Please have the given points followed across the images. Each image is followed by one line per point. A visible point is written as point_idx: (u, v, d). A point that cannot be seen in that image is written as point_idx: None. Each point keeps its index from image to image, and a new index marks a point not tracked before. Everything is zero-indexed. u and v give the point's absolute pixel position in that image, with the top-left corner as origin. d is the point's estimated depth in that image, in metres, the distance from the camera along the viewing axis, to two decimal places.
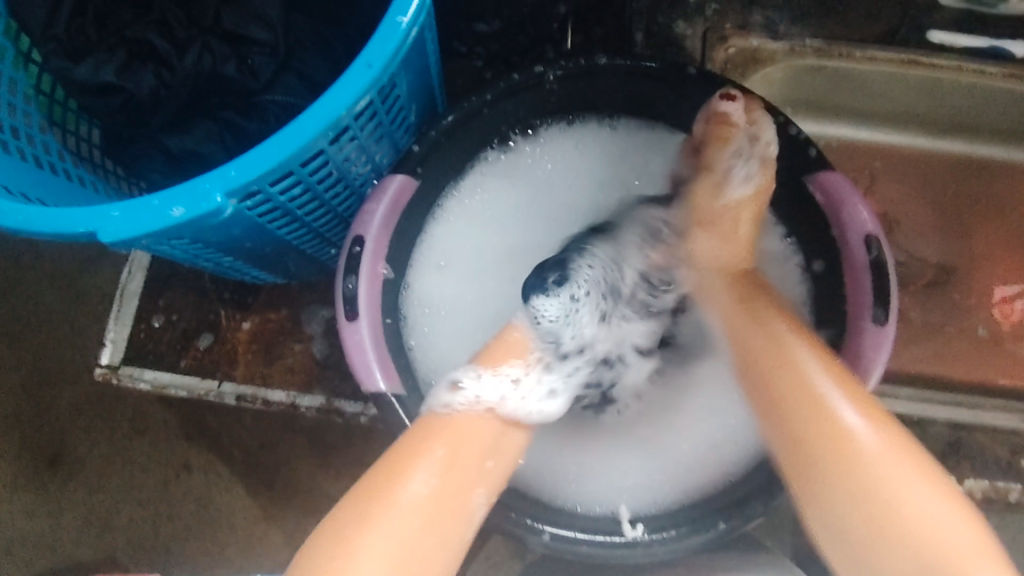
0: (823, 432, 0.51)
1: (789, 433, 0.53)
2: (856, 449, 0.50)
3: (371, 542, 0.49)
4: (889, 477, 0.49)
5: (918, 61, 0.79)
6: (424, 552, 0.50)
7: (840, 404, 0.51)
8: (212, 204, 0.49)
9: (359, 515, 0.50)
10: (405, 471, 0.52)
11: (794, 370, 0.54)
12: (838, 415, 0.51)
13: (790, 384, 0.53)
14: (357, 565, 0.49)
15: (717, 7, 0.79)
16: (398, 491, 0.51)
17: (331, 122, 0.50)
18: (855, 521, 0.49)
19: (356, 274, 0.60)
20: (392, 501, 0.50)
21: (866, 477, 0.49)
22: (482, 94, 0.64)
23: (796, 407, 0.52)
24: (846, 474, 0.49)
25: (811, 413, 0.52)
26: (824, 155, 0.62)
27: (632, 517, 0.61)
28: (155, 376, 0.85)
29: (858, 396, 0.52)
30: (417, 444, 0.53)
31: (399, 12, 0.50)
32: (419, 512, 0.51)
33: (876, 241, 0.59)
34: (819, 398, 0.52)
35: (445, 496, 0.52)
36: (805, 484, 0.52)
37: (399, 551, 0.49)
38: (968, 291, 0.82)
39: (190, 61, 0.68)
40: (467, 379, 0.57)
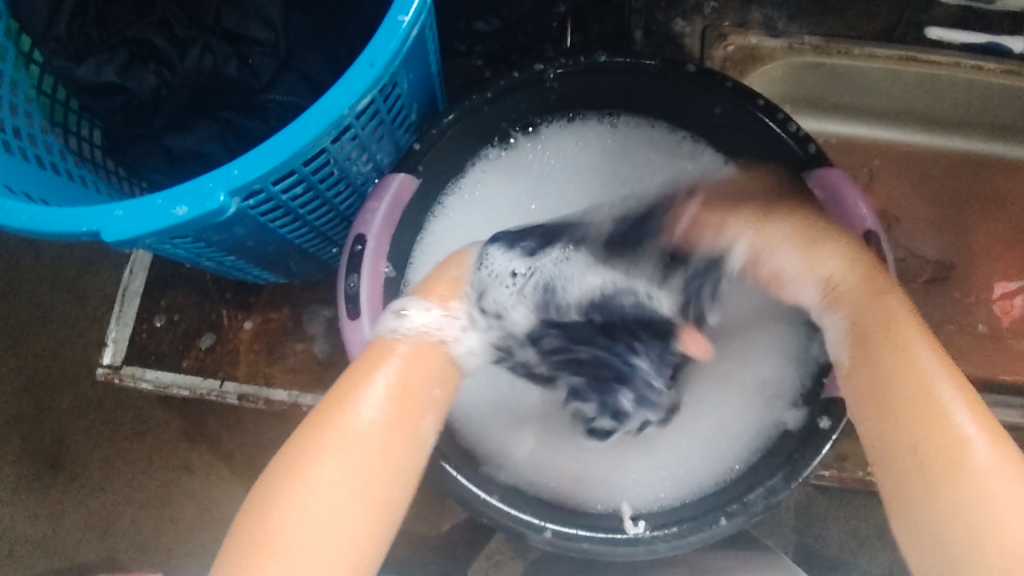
0: (926, 428, 0.46)
1: (885, 425, 0.48)
2: (962, 453, 0.45)
3: (324, 471, 0.47)
4: (992, 483, 0.44)
5: (917, 57, 0.79)
6: (377, 477, 0.47)
7: (951, 403, 0.47)
8: (214, 203, 0.49)
9: (306, 444, 0.48)
10: (351, 399, 0.49)
11: (904, 358, 0.49)
12: (947, 413, 0.46)
13: (898, 373, 0.49)
14: (305, 495, 0.46)
15: (715, 5, 0.80)
16: (346, 417, 0.48)
17: (333, 120, 0.50)
18: (947, 526, 0.45)
19: (357, 273, 0.61)
20: (341, 428, 0.48)
21: (968, 484, 0.44)
22: (482, 92, 0.64)
23: (901, 397, 0.48)
24: (948, 480, 0.45)
25: (920, 411, 0.47)
26: (822, 151, 0.62)
27: (634, 514, 0.61)
28: (157, 376, 0.83)
29: (971, 397, 0.47)
30: (366, 368, 0.50)
31: (400, 12, 0.51)
32: (368, 437, 0.48)
33: (875, 238, 0.59)
34: (929, 392, 0.47)
35: (396, 421, 0.49)
36: (893, 477, 0.48)
37: (348, 478, 0.47)
38: (967, 287, 0.83)
39: (191, 61, 0.68)
40: (413, 309, 0.54)
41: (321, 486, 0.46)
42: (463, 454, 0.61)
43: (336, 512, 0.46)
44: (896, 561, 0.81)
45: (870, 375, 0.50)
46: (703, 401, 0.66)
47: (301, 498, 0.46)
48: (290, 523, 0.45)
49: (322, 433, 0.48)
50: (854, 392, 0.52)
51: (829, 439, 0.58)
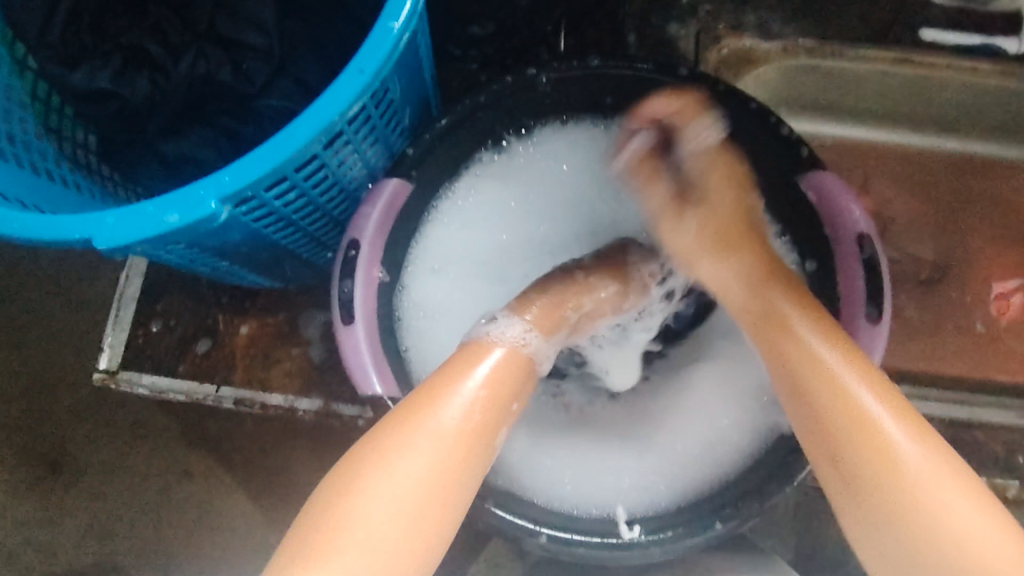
0: (845, 416, 0.48)
1: (818, 418, 0.49)
2: (882, 433, 0.46)
3: (404, 465, 0.46)
4: (931, 488, 0.44)
5: (910, 59, 0.79)
6: (450, 478, 0.47)
7: (866, 394, 0.48)
8: (207, 210, 0.49)
9: (390, 438, 0.47)
10: (439, 395, 0.49)
11: (820, 370, 0.50)
12: (861, 398, 0.48)
13: (817, 379, 0.50)
14: (381, 489, 0.45)
15: (710, 7, 0.80)
16: (426, 418, 0.47)
17: (325, 126, 0.50)
18: (889, 534, 0.45)
19: (351, 278, 0.61)
20: (423, 426, 0.47)
21: (887, 467, 0.45)
22: (475, 97, 0.64)
23: (816, 391, 0.49)
24: (871, 458, 0.46)
25: (834, 394, 0.49)
26: (815, 154, 0.63)
27: (628, 518, 0.61)
28: (153, 381, 0.82)
29: (884, 385, 0.49)
30: (459, 369, 0.50)
31: (391, 17, 0.51)
32: (451, 437, 0.47)
33: (869, 241, 0.60)
34: (844, 385, 0.49)
35: (479, 423, 0.49)
36: (835, 486, 0.48)
37: (423, 476, 0.46)
38: (964, 288, 0.83)
39: (185, 67, 0.68)
40: (504, 319, 0.55)
41: (398, 483, 0.46)
42: None
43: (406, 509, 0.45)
44: None
45: (794, 380, 0.51)
46: (694, 403, 0.66)
47: (378, 493, 0.45)
48: (361, 516, 0.45)
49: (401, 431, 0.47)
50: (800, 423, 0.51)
51: None
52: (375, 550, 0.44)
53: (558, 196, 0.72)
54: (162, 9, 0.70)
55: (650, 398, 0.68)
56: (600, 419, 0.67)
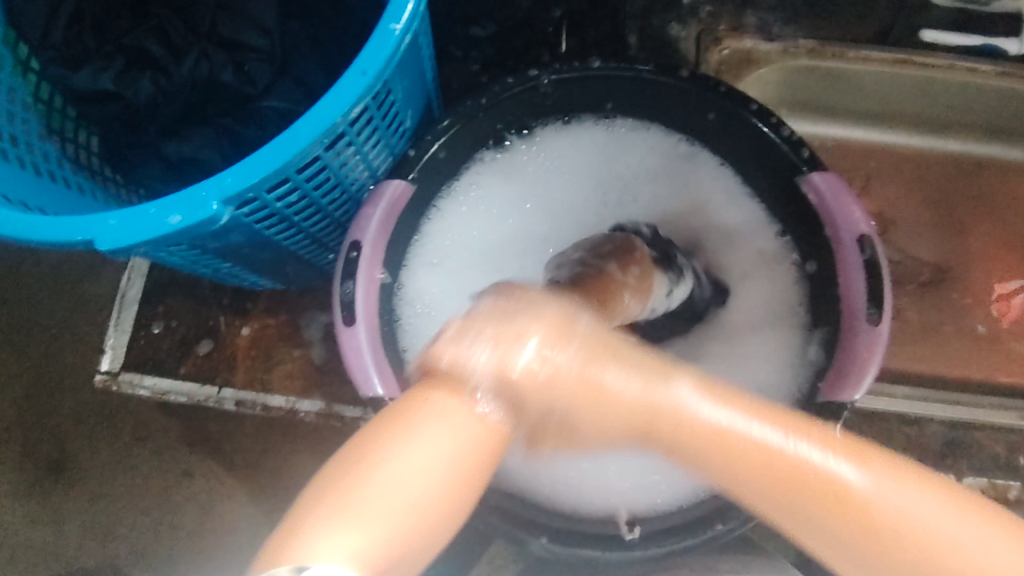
0: (804, 494, 0.37)
1: (751, 505, 0.39)
2: (802, 472, 0.37)
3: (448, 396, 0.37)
4: (884, 502, 0.36)
5: (910, 61, 0.80)
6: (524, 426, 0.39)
7: (802, 450, 0.38)
8: (208, 211, 0.49)
9: (459, 367, 0.38)
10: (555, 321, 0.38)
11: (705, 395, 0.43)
12: (795, 457, 0.38)
13: (727, 457, 0.38)
14: (432, 438, 0.35)
15: (711, 10, 0.80)
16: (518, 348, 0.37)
17: (326, 128, 0.50)
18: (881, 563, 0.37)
19: (352, 279, 0.61)
20: (525, 359, 0.38)
21: (859, 522, 0.37)
22: (477, 98, 0.64)
23: (743, 477, 0.38)
24: (846, 531, 0.37)
25: (777, 477, 0.38)
26: (816, 155, 0.62)
27: (629, 519, 0.61)
28: (155, 383, 0.82)
29: (804, 429, 0.38)
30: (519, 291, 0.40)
31: (392, 20, 0.51)
32: (550, 376, 0.38)
33: (869, 242, 0.59)
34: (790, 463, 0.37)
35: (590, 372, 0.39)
36: (810, 534, 0.38)
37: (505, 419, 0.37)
38: (965, 289, 0.83)
39: (187, 68, 0.68)
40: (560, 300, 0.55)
41: (480, 415, 0.37)
42: None
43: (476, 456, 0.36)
44: None
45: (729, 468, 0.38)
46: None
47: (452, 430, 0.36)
48: (412, 466, 0.35)
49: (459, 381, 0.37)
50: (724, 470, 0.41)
51: None
52: (417, 499, 0.34)
53: (560, 194, 0.72)
54: (165, 11, 0.70)
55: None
56: None
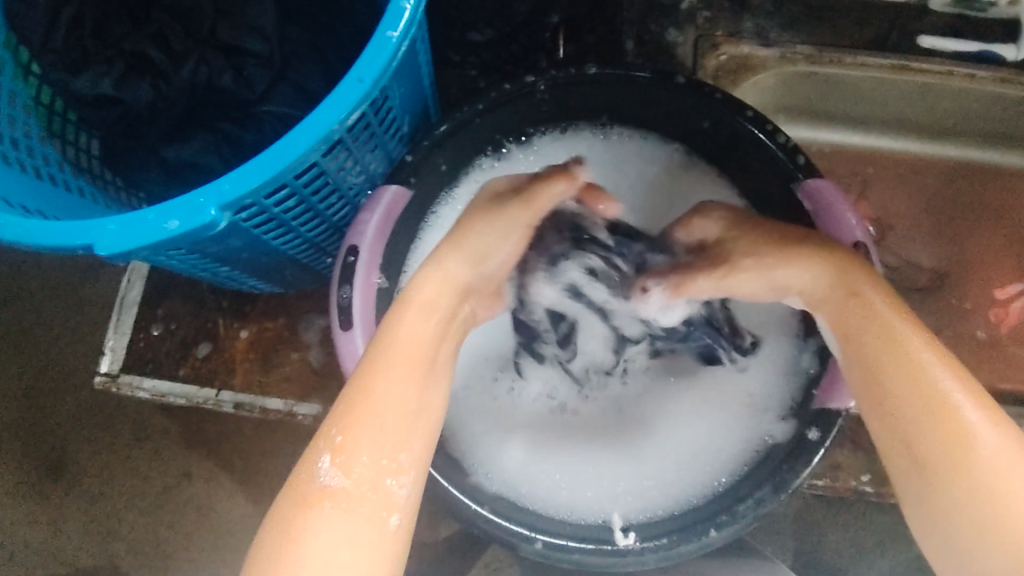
0: (924, 433, 0.46)
1: (886, 401, 0.48)
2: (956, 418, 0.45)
3: (310, 519, 0.45)
4: (1008, 472, 0.44)
5: (909, 66, 0.79)
6: (368, 488, 0.46)
7: (961, 401, 0.46)
8: (206, 217, 0.50)
9: (297, 478, 0.47)
10: (380, 376, 0.49)
11: (882, 330, 0.49)
12: (957, 402, 0.46)
13: (903, 373, 0.48)
14: (306, 541, 0.45)
15: (708, 15, 0.80)
16: (350, 408, 0.48)
17: (324, 134, 0.51)
18: (968, 525, 0.44)
19: (349, 283, 0.61)
20: (337, 441, 0.47)
21: (978, 478, 0.44)
22: (473, 104, 0.65)
23: (883, 368, 0.49)
24: (946, 471, 0.45)
25: (927, 407, 0.46)
26: (812, 163, 0.63)
27: (624, 525, 0.61)
28: (154, 385, 0.83)
29: (963, 373, 0.47)
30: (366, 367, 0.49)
31: (390, 27, 0.51)
32: (377, 431, 0.47)
33: (864, 249, 0.59)
34: (942, 401, 0.46)
35: (408, 402, 0.49)
36: (908, 480, 0.47)
37: (341, 491, 0.46)
38: (963, 295, 0.83)
39: (186, 73, 0.69)
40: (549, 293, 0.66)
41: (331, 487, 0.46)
42: (452, 462, 0.62)
43: (341, 531, 0.45)
44: (893, 566, 0.82)
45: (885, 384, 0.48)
46: (686, 414, 0.67)
47: (310, 531, 0.45)
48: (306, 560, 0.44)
49: (305, 492, 0.46)
50: (862, 391, 0.50)
51: (818, 450, 0.58)
52: None
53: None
54: (164, 16, 0.70)
55: (645, 398, 0.68)
56: (590, 422, 0.68)
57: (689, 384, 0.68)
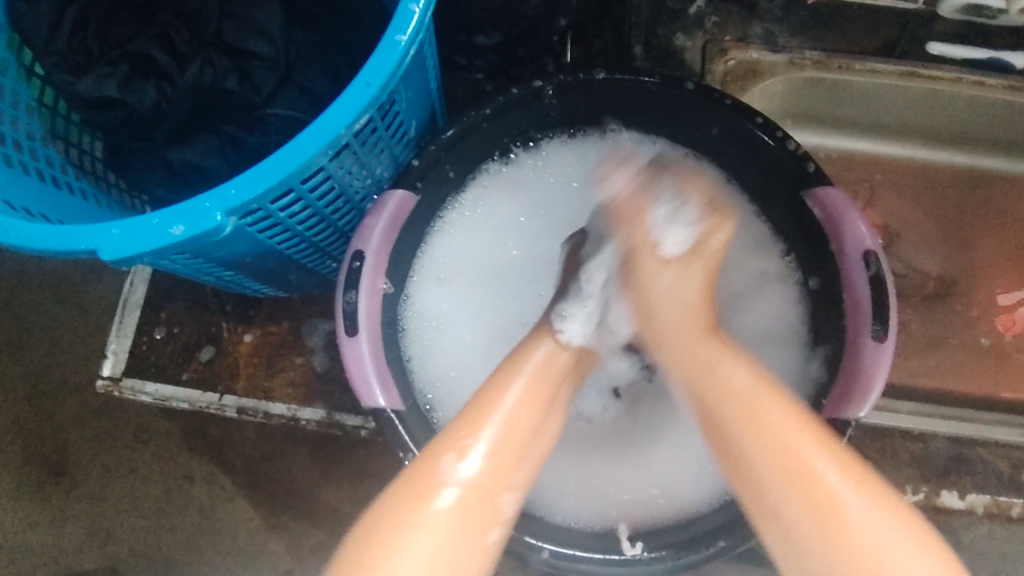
0: (794, 513, 0.45)
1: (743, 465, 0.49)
2: (817, 482, 0.45)
3: (432, 510, 0.47)
4: (856, 530, 0.44)
5: (919, 73, 0.78)
6: (489, 493, 0.49)
7: (813, 454, 0.47)
8: (211, 222, 0.49)
9: (418, 474, 0.49)
10: (512, 403, 0.53)
11: (739, 404, 0.50)
12: (811, 462, 0.46)
13: (751, 436, 0.49)
14: (422, 525, 0.47)
15: (717, 20, 0.79)
16: (483, 426, 0.51)
17: (331, 139, 0.50)
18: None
19: (355, 288, 0.61)
20: (464, 446, 0.50)
21: (834, 540, 0.44)
22: (481, 109, 0.64)
23: (750, 440, 0.49)
24: (819, 537, 0.44)
25: (772, 460, 0.47)
26: (822, 170, 0.62)
27: (631, 534, 0.60)
28: (157, 389, 0.82)
29: (820, 439, 0.48)
30: (494, 392, 0.54)
31: (398, 31, 0.51)
32: (501, 445, 0.51)
33: (874, 257, 0.59)
34: (803, 468, 0.46)
35: (536, 420, 0.53)
36: (784, 540, 0.46)
37: (468, 494, 0.49)
38: (969, 303, 0.83)
39: (191, 77, 0.68)
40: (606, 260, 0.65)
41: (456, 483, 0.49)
42: None
43: (457, 525, 0.48)
44: None
45: (760, 455, 0.48)
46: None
47: (428, 515, 0.47)
48: (407, 540, 0.46)
49: (424, 481, 0.49)
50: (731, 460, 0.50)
51: None
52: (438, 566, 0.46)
53: (562, 204, 0.72)
54: (169, 18, 0.70)
55: (660, 404, 0.68)
56: (607, 432, 0.68)
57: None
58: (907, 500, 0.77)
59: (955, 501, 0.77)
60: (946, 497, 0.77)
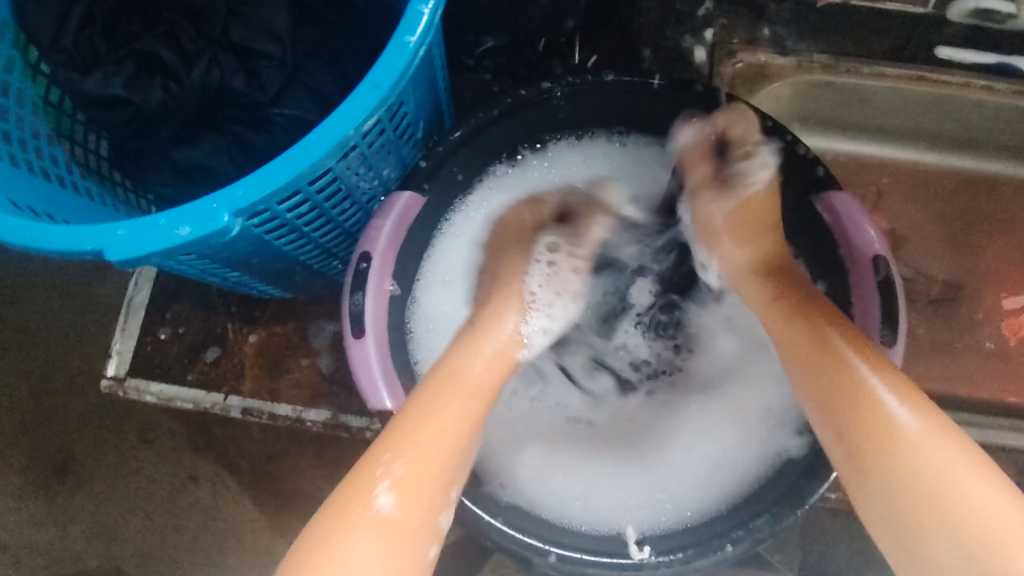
0: (856, 438, 0.48)
1: (824, 406, 0.50)
2: (884, 414, 0.47)
3: (357, 542, 0.45)
4: (925, 454, 0.45)
5: (925, 77, 0.78)
6: (414, 516, 0.47)
7: (873, 383, 0.48)
8: (218, 223, 0.49)
9: (337, 504, 0.47)
10: (435, 409, 0.51)
11: (811, 353, 0.52)
12: (875, 392, 0.47)
13: (825, 369, 0.50)
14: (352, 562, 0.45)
15: (724, 22, 0.79)
16: (409, 440, 0.49)
17: (339, 141, 0.50)
18: (903, 504, 0.45)
19: (362, 290, 0.60)
20: (394, 471, 0.48)
21: (901, 463, 0.45)
22: (488, 110, 0.64)
23: (827, 379, 0.50)
24: (878, 455, 0.46)
25: (842, 398, 0.49)
26: (831, 174, 0.62)
27: (638, 537, 0.60)
28: (161, 389, 0.82)
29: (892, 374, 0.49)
30: (425, 400, 0.51)
31: (407, 31, 0.51)
32: (424, 462, 0.49)
33: (884, 261, 0.59)
34: (859, 393, 0.48)
35: (461, 428, 0.51)
36: (855, 470, 0.48)
37: (394, 520, 0.46)
38: (976, 307, 0.82)
39: (198, 75, 0.67)
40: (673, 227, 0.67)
41: (381, 510, 0.46)
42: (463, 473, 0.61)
43: (385, 553, 0.46)
44: None
45: (825, 397, 0.50)
46: (702, 430, 0.66)
47: (349, 548, 0.45)
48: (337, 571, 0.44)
49: (348, 507, 0.46)
50: (815, 399, 0.51)
51: None
52: None
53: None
54: (175, 17, 0.69)
55: (660, 413, 0.68)
56: (606, 431, 0.68)
57: (705, 400, 0.67)
58: None
59: None
60: None
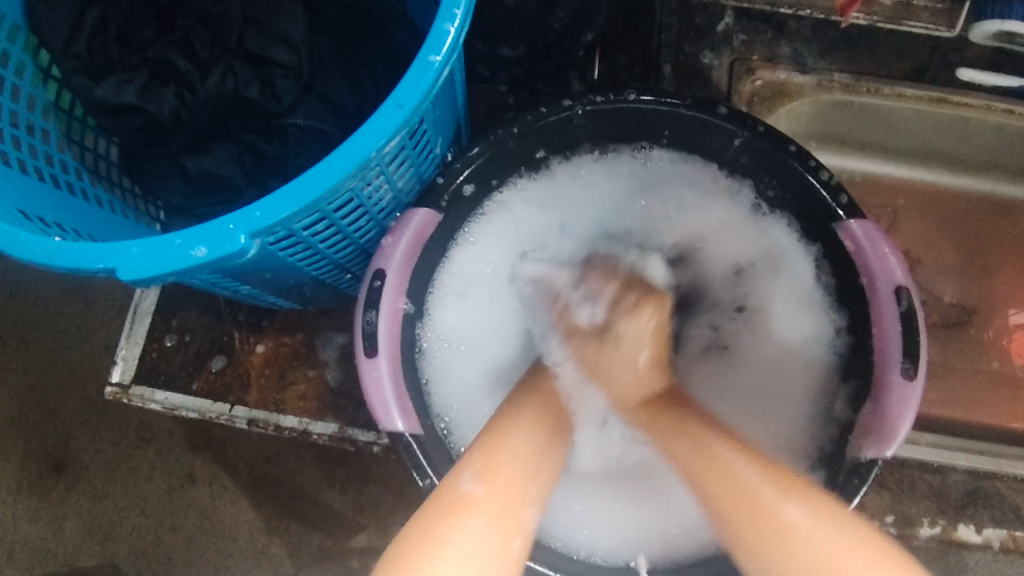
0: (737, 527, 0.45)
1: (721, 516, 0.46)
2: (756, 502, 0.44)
3: (462, 526, 0.44)
4: (778, 528, 0.43)
5: (947, 99, 0.77)
6: (504, 498, 0.47)
7: (755, 483, 0.45)
8: (235, 244, 0.48)
9: (432, 501, 0.46)
10: (503, 424, 0.52)
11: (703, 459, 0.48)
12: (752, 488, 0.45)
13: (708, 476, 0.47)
14: (452, 544, 0.43)
15: (745, 38, 0.77)
16: (475, 451, 0.50)
17: (360, 162, 0.49)
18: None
19: (376, 308, 0.59)
20: (475, 469, 0.48)
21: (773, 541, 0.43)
22: (508, 126, 0.63)
23: (711, 487, 0.47)
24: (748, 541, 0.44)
25: (733, 503, 0.45)
26: (855, 202, 0.61)
27: (649, 568, 0.61)
28: (167, 397, 0.81)
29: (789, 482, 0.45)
30: (505, 422, 0.53)
31: (431, 51, 0.49)
32: (492, 460, 0.48)
33: (906, 292, 0.58)
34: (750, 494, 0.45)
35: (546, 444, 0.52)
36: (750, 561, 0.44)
37: (485, 500, 0.46)
38: (989, 332, 0.82)
39: (213, 83, 0.66)
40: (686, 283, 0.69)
41: (466, 496, 0.46)
42: None
43: (486, 537, 0.44)
44: None
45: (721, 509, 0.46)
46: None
47: (459, 532, 0.44)
48: (444, 558, 0.42)
49: (440, 506, 0.46)
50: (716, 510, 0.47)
51: (859, 493, 0.57)
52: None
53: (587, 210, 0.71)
54: (190, 23, 0.68)
55: None
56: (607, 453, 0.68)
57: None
58: (922, 533, 0.77)
59: (971, 535, 0.77)
60: (964, 531, 0.77)
